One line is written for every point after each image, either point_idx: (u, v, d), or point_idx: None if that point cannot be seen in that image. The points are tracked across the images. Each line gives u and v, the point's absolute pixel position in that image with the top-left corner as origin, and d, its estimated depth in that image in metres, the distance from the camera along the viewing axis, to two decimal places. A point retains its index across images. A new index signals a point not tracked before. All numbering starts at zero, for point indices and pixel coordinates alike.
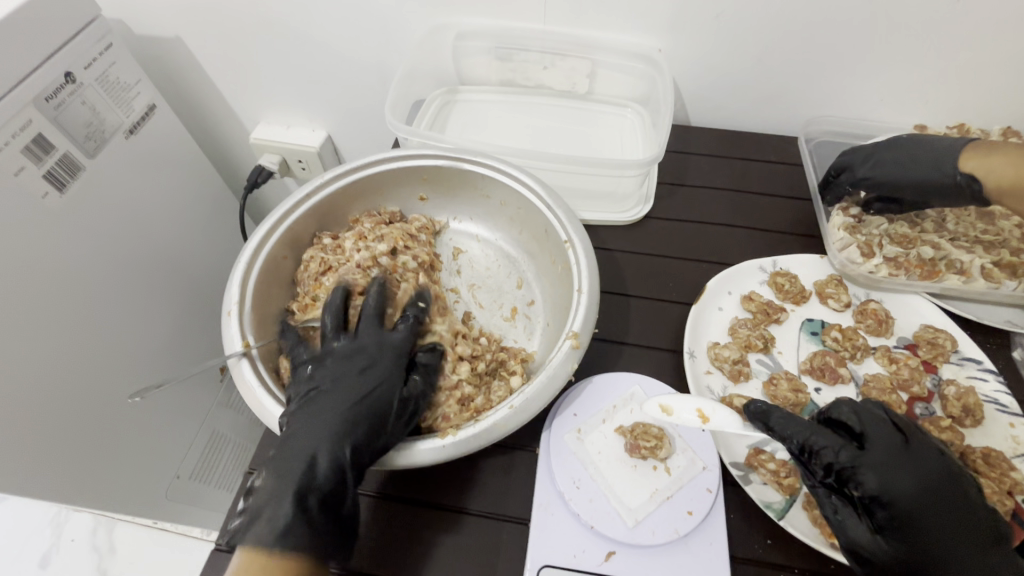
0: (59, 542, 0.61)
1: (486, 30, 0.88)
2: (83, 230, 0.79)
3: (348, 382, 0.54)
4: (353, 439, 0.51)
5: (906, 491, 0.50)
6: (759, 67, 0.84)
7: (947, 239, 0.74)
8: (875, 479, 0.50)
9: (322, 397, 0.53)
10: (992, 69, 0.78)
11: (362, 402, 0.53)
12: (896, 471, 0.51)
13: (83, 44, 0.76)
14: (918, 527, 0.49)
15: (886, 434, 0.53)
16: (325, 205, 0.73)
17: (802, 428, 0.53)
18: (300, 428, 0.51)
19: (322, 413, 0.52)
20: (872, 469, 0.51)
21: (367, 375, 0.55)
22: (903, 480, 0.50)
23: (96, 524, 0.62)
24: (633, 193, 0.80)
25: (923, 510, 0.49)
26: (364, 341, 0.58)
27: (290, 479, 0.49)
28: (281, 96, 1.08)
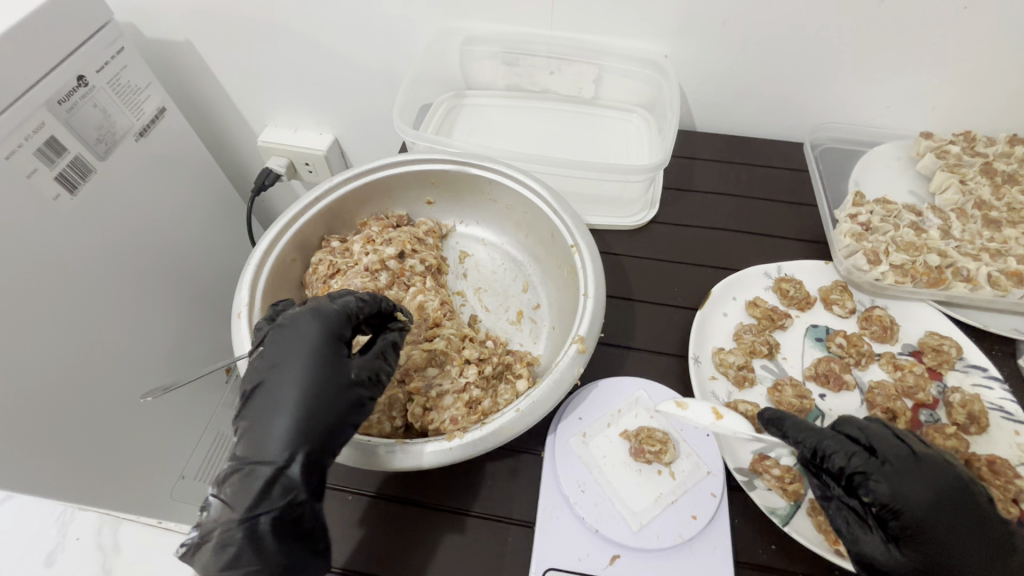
0: None
1: (493, 35, 0.89)
2: (93, 230, 0.79)
3: (289, 377, 0.49)
4: (295, 448, 0.47)
5: (919, 500, 0.49)
6: (765, 73, 0.84)
7: (953, 247, 0.74)
8: (887, 487, 0.50)
9: (264, 397, 0.49)
10: (999, 77, 0.78)
11: (305, 404, 0.48)
12: (909, 480, 0.50)
13: (94, 48, 0.77)
14: (934, 538, 0.48)
15: (895, 443, 0.52)
16: (334, 209, 0.73)
17: (815, 433, 0.53)
18: (245, 443, 0.48)
19: (264, 420, 0.48)
20: (883, 478, 0.50)
21: (298, 357, 0.50)
22: (915, 490, 0.49)
23: None
24: (638, 199, 0.81)
25: (938, 521, 0.49)
26: (299, 320, 0.53)
27: (235, 503, 0.46)
28: (289, 99, 1.09)
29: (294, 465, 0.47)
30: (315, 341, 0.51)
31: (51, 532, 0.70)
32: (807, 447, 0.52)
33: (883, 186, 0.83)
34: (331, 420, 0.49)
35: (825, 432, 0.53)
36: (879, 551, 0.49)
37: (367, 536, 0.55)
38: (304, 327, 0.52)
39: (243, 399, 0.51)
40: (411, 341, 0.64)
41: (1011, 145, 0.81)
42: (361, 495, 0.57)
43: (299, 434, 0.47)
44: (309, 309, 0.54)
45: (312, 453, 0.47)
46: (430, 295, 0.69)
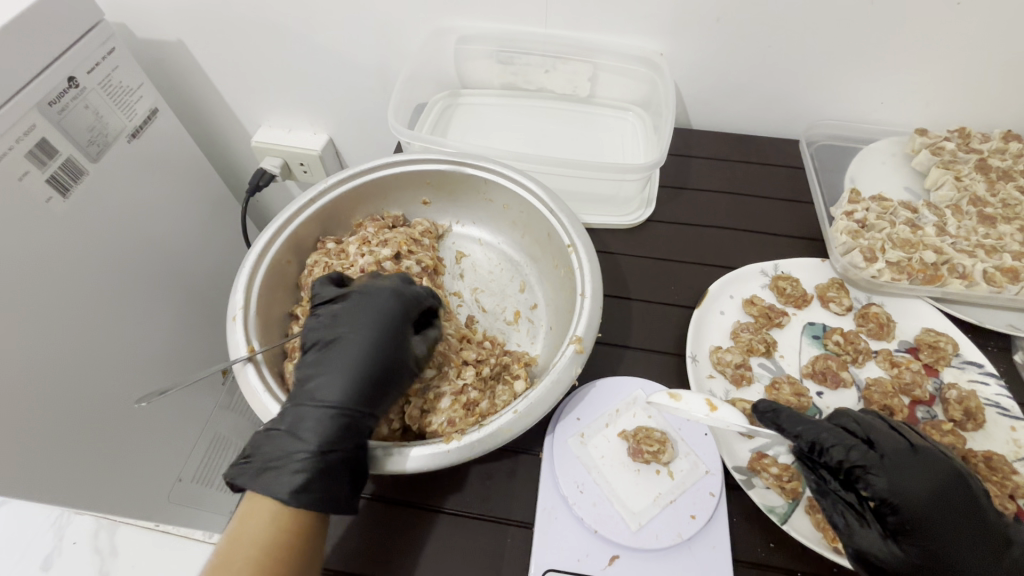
0: (59, 544, 0.55)
1: (489, 33, 0.88)
2: (84, 232, 0.79)
3: (365, 341, 0.55)
4: (363, 402, 0.53)
5: (917, 495, 0.50)
6: (760, 71, 0.84)
7: (948, 243, 0.74)
8: (885, 480, 0.51)
9: (336, 353, 0.55)
10: (992, 74, 0.78)
11: (377, 367, 0.54)
12: (907, 475, 0.51)
13: (86, 48, 0.76)
14: (930, 533, 0.49)
15: (892, 437, 0.53)
16: (330, 210, 0.73)
17: (815, 426, 0.54)
18: (317, 387, 0.53)
19: (337, 373, 0.53)
20: (881, 471, 0.52)
21: (376, 321, 0.56)
22: (913, 483, 0.51)
23: (97, 526, 0.57)
24: (634, 197, 0.80)
25: (934, 516, 0.50)
26: (378, 290, 0.59)
27: (303, 438, 0.50)
28: (283, 99, 1.08)
29: (359, 414, 0.53)
30: (388, 312, 0.57)
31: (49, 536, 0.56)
32: (807, 439, 0.53)
33: (878, 183, 0.84)
34: (394, 383, 0.55)
35: (824, 426, 0.54)
36: (875, 545, 0.49)
37: (363, 540, 0.54)
38: (379, 299, 0.58)
39: (314, 349, 0.56)
40: None
41: (1006, 141, 0.81)
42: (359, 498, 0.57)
43: (368, 391, 0.53)
44: (389, 284, 0.59)
45: (373, 408, 0.54)
46: None
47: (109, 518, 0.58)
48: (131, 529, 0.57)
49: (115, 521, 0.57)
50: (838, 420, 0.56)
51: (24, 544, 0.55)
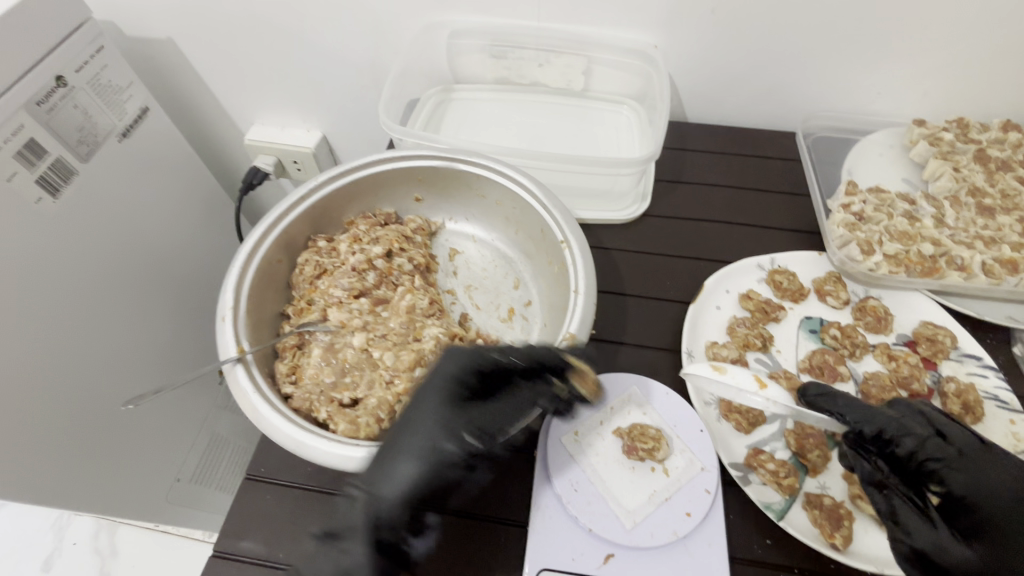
0: (61, 546, 0.61)
1: (481, 27, 0.87)
2: (74, 233, 0.78)
3: (426, 420, 0.51)
4: (411, 489, 0.48)
5: (994, 493, 0.50)
6: (755, 62, 0.83)
7: (946, 235, 0.73)
8: (961, 477, 0.51)
9: (398, 429, 0.51)
10: (991, 63, 0.77)
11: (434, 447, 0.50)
12: (982, 473, 0.51)
13: (74, 46, 0.76)
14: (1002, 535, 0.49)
15: (966, 435, 0.53)
16: (320, 207, 0.72)
17: (884, 416, 0.54)
18: (373, 467, 0.50)
19: (391, 452, 0.50)
20: (959, 467, 0.51)
21: (435, 398, 0.52)
22: (988, 483, 0.50)
23: (98, 528, 0.62)
24: (630, 191, 0.80)
25: (1007, 517, 0.49)
26: (442, 364, 0.55)
27: (341, 520, 0.48)
28: (275, 96, 1.07)
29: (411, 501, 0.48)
30: (450, 387, 0.53)
31: (50, 538, 0.62)
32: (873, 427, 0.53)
33: (875, 175, 0.83)
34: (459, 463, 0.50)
35: (892, 416, 0.54)
36: (939, 543, 0.48)
37: None
38: (442, 370, 0.54)
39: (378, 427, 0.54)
40: (399, 342, 0.63)
41: (1005, 131, 0.80)
42: None
43: (421, 474, 0.49)
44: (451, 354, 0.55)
45: (419, 496, 0.48)
46: (419, 294, 0.68)
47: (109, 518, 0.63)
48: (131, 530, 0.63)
49: (115, 522, 0.63)
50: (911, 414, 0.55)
51: (24, 541, 0.61)
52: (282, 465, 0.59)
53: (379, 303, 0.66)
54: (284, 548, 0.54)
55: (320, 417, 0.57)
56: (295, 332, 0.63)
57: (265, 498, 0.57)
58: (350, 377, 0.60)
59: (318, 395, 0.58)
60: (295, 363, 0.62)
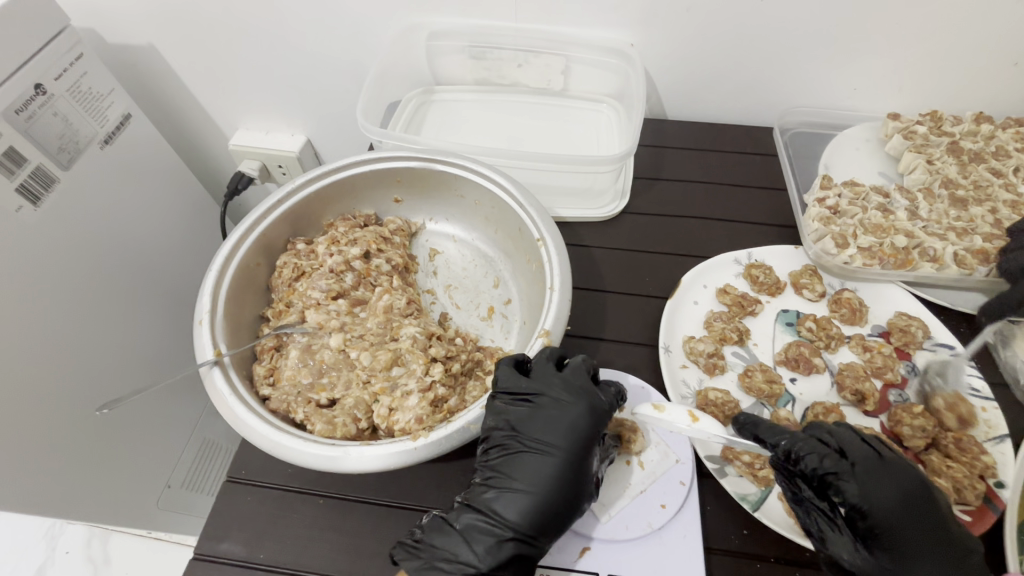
0: (53, 555, 0.61)
1: (459, 29, 0.87)
2: (56, 240, 0.78)
3: (553, 462, 0.51)
4: (549, 529, 0.50)
5: (890, 502, 0.48)
6: (732, 60, 0.84)
7: (920, 227, 0.74)
8: (856, 489, 0.49)
9: (522, 468, 0.51)
10: (962, 57, 0.78)
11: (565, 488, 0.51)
12: (878, 481, 0.49)
13: (53, 54, 0.76)
14: (898, 541, 0.47)
15: (860, 445, 0.51)
16: (299, 210, 0.72)
17: (789, 435, 0.52)
18: (504, 505, 0.50)
19: (525, 494, 0.50)
20: (853, 479, 0.49)
21: (565, 437, 0.52)
22: (883, 491, 0.49)
23: (90, 536, 0.62)
24: (608, 189, 0.80)
25: (902, 521, 0.48)
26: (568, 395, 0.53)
27: (485, 559, 0.48)
28: (259, 100, 1.07)
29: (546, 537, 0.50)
30: (583, 432, 0.52)
31: (42, 548, 0.61)
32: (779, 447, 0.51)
33: (851, 169, 0.84)
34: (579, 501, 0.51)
35: (796, 435, 0.52)
36: (850, 553, 0.48)
37: (338, 540, 0.54)
38: (575, 415, 0.53)
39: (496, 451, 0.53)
40: (376, 342, 0.63)
41: (978, 122, 0.81)
42: (332, 497, 0.57)
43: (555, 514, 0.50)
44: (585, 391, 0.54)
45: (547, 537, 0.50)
46: (397, 294, 0.68)
47: (101, 527, 0.64)
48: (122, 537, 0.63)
49: (108, 530, 0.63)
50: (813, 430, 0.53)
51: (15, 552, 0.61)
52: (263, 467, 0.59)
53: (357, 304, 0.67)
54: (264, 549, 0.54)
55: (298, 417, 0.57)
56: (273, 334, 0.64)
57: (246, 500, 0.57)
58: (327, 377, 0.61)
59: (295, 397, 0.59)
60: (273, 365, 0.62)
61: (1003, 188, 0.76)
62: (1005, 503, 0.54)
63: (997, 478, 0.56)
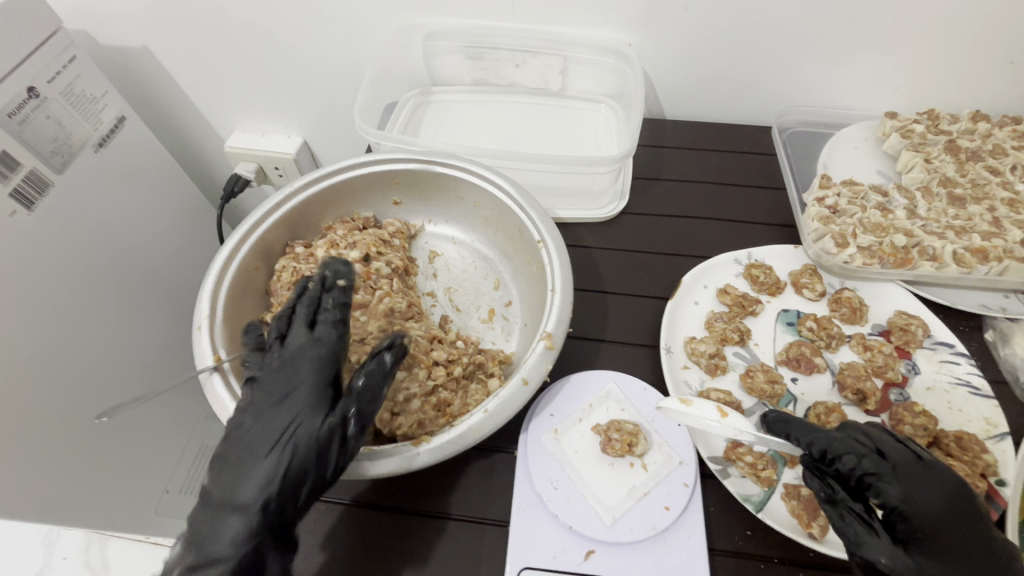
0: (50, 562, 0.59)
1: (456, 29, 0.87)
2: (51, 243, 0.77)
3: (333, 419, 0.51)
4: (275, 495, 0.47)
5: (929, 503, 0.49)
6: (730, 59, 0.84)
7: (919, 226, 0.74)
8: (897, 489, 0.50)
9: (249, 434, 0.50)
10: (960, 55, 0.79)
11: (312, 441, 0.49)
12: (917, 483, 0.50)
13: (45, 57, 0.75)
14: (938, 544, 0.47)
15: (898, 446, 0.52)
16: (297, 214, 0.72)
17: (827, 435, 0.52)
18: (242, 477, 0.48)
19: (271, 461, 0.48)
20: (893, 480, 0.50)
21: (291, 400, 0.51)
22: (925, 493, 0.49)
23: (87, 542, 0.61)
24: (607, 189, 0.80)
25: (941, 524, 0.48)
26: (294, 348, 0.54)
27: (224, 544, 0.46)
28: (254, 101, 1.06)
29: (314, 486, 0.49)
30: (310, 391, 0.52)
31: (40, 555, 0.60)
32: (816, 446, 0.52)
33: (850, 168, 0.84)
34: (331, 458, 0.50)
35: (834, 434, 0.52)
36: (887, 555, 0.47)
37: (340, 546, 0.54)
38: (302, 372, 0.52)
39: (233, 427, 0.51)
40: None
41: (975, 121, 0.82)
42: (334, 504, 0.56)
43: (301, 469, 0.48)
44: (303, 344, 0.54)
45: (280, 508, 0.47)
46: (398, 297, 0.68)
47: (98, 533, 0.61)
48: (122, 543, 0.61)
49: (105, 536, 0.61)
50: (849, 430, 0.54)
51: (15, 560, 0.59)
52: None
53: (358, 307, 0.66)
54: None
55: None
56: None
57: None
58: None
59: None
60: None
61: (1000, 186, 0.77)
62: (1005, 501, 0.54)
63: (998, 476, 0.56)
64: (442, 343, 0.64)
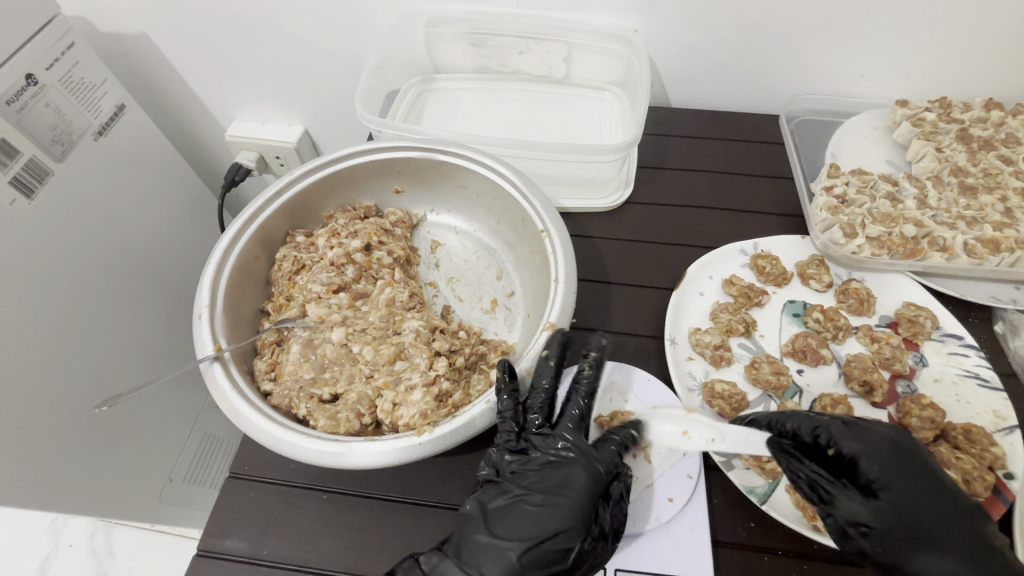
0: (58, 549, 0.66)
1: (459, 15, 0.85)
2: (49, 230, 0.76)
3: (575, 472, 0.52)
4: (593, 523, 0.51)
5: (881, 452, 0.50)
6: (738, 45, 0.82)
7: (929, 216, 0.73)
8: (851, 445, 0.51)
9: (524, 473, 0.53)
10: (976, 40, 0.76)
11: (546, 488, 0.52)
12: (859, 435, 0.51)
13: (43, 43, 0.73)
14: (900, 489, 0.49)
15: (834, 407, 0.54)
16: (297, 203, 0.71)
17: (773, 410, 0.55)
18: (501, 510, 0.51)
19: (536, 509, 0.51)
20: (842, 434, 0.51)
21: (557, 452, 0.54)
22: (873, 444, 0.51)
23: (93, 530, 0.68)
24: (612, 178, 0.79)
25: (900, 477, 0.49)
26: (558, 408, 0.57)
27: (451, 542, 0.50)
28: (255, 90, 1.05)
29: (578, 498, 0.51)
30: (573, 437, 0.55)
31: (47, 541, 0.67)
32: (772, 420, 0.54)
33: (858, 157, 0.83)
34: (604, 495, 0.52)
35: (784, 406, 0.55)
36: (857, 514, 0.48)
37: (345, 533, 0.54)
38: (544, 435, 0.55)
39: (531, 469, 0.53)
40: (379, 336, 0.62)
41: (988, 109, 0.80)
42: (337, 493, 0.56)
43: (585, 508, 0.51)
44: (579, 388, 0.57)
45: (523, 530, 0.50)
46: (399, 287, 0.67)
47: (102, 522, 0.69)
48: (126, 532, 0.69)
49: (110, 525, 0.69)
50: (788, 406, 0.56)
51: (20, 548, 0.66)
52: (266, 462, 0.59)
53: (359, 297, 0.66)
54: (269, 545, 0.54)
55: (300, 413, 0.57)
56: (274, 329, 0.63)
57: (249, 496, 0.57)
58: (330, 372, 0.60)
59: (298, 392, 0.58)
60: (274, 360, 0.61)
61: (1014, 176, 0.75)
62: (1014, 494, 0.53)
63: (1006, 469, 0.55)
64: (447, 334, 0.64)
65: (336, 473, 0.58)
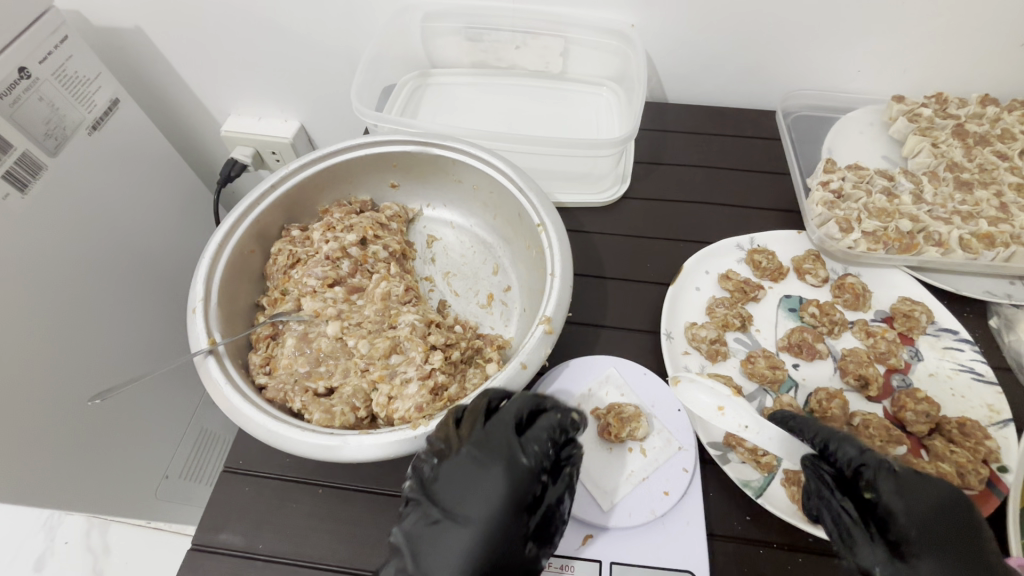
0: (53, 545, 0.61)
1: (454, 9, 0.85)
2: (42, 224, 0.75)
3: (495, 480, 0.47)
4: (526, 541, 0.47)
5: (924, 513, 0.44)
6: (735, 40, 0.82)
7: (925, 211, 0.73)
8: (892, 495, 0.45)
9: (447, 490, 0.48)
10: (973, 35, 0.76)
11: (464, 511, 0.46)
12: (910, 488, 0.45)
13: (34, 36, 0.73)
14: (936, 557, 0.42)
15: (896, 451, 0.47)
16: (293, 197, 0.71)
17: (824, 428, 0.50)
18: (427, 534, 0.47)
19: (456, 528, 0.46)
20: (889, 480, 0.46)
21: (478, 470, 0.48)
22: (920, 501, 0.44)
23: (90, 526, 0.62)
24: (609, 172, 0.79)
25: (940, 548, 0.43)
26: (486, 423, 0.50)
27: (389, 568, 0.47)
28: (251, 85, 1.05)
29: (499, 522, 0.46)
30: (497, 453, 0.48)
31: (41, 538, 0.61)
32: (818, 438, 0.50)
33: (854, 153, 0.83)
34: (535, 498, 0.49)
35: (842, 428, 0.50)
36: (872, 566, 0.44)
37: (340, 527, 0.54)
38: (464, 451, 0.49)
39: (450, 489, 0.48)
40: (375, 330, 0.62)
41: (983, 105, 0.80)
42: (332, 487, 0.56)
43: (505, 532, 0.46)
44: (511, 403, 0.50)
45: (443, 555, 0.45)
46: (395, 281, 0.67)
47: (99, 517, 0.63)
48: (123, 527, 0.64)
49: (106, 520, 0.63)
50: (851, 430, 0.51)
51: (16, 540, 0.60)
52: (261, 457, 0.58)
53: (355, 291, 0.66)
54: (264, 540, 0.53)
55: (295, 407, 0.56)
56: (268, 323, 0.63)
57: (244, 490, 0.56)
58: (325, 366, 0.60)
59: (293, 386, 0.58)
60: (269, 354, 0.61)
61: (1009, 171, 0.76)
62: (1008, 487, 0.54)
63: (1000, 462, 0.55)
64: (443, 328, 0.64)
65: (330, 466, 0.58)
